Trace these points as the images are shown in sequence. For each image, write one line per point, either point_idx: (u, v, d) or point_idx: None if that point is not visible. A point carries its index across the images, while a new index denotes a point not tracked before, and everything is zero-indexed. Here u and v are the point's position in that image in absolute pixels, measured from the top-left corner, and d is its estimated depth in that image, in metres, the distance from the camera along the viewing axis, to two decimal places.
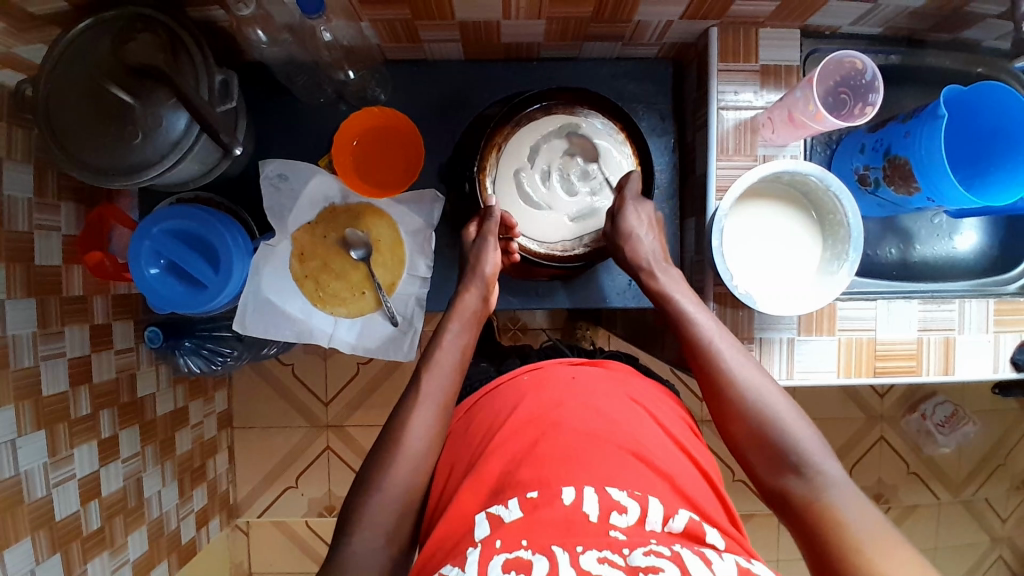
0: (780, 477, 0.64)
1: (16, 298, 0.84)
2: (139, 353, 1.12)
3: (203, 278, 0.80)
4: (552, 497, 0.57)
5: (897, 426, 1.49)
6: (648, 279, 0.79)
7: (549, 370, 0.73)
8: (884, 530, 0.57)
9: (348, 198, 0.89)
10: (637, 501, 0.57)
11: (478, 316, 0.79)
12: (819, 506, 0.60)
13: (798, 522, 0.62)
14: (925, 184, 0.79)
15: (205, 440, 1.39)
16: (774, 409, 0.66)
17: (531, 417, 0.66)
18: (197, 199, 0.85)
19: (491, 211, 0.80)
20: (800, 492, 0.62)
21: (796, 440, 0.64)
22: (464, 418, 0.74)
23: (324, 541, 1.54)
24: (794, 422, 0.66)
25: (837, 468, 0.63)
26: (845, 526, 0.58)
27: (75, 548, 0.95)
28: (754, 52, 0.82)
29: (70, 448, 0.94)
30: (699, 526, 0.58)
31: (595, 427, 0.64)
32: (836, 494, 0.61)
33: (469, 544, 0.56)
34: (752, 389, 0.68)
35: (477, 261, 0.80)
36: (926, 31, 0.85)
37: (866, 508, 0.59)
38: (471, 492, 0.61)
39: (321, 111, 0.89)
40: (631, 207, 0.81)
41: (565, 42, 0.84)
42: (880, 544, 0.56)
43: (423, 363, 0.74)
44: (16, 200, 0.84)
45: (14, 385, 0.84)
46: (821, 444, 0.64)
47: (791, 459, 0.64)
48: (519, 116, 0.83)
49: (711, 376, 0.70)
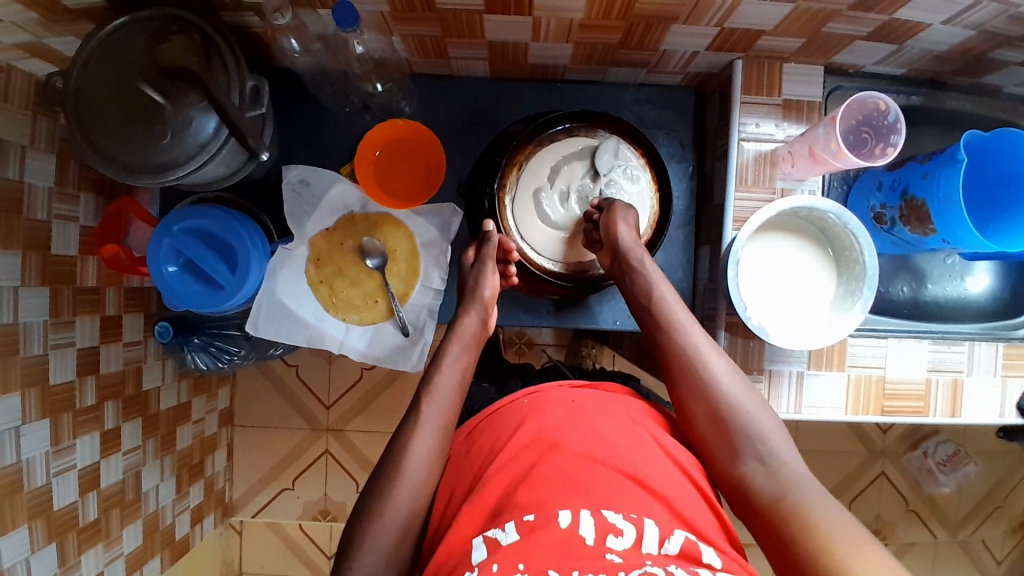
0: (742, 467, 0.65)
1: (30, 286, 0.85)
2: (146, 346, 1.13)
3: (220, 279, 0.81)
4: (548, 520, 0.57)
5: (898, 463, 1.48)
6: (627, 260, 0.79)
7: (549, 394, 0.72)
8: (845, 521, 0.58)
9: (368, 207, 0.90)
10: (633, 524, 0.57)
11: (478, 338, 0.80)
12: (784, 497, 0.61)
13: (758, 515, 0.62)
14: (940, 226, 0.79)
15: (205, 436, 1.39)
16: (741, 400, 0.68)
17: (531, 439, 0.66)
18: (217, 199, 0.86)
19: (488, 237, 0.82)
20: (762, 481, 0.63)
21: (760, 431, 0.66)
22: (465, 440, 0.73)
23: (316, 545, 1.54)
24: (759, 414, 0.67)
25: (800, 464, 0.64)
26: (810, 519, 0.58)
27: (71, 539, 0.94)
28: (777, 86, 0.83)
29: (72, 439, 0.94)
30: (695, 546, 0.58)
31: (594, 449, 0.63)
32: (798, 486, 0.62)
33: (468, 568, 0.57)
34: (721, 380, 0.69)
35: (476, 284, 0.81)
36: (948, 75, 0.86)
37: (832, 505, 0.60)
38: (470, 515, 0.61)
39: (345, 120, 0.90)
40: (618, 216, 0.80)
41: (591, 66, 0.85)
42: (843, 533, 0.56)
43: (424, 385, 0.74)
44: (36, 188, 0.86)
45: (22, 374, 0.85)
46: (784, 437, 0.66)
47: (756, 448, 0.65)
48: (542, 136, 0.84)
49: (680, 366, 0.72)
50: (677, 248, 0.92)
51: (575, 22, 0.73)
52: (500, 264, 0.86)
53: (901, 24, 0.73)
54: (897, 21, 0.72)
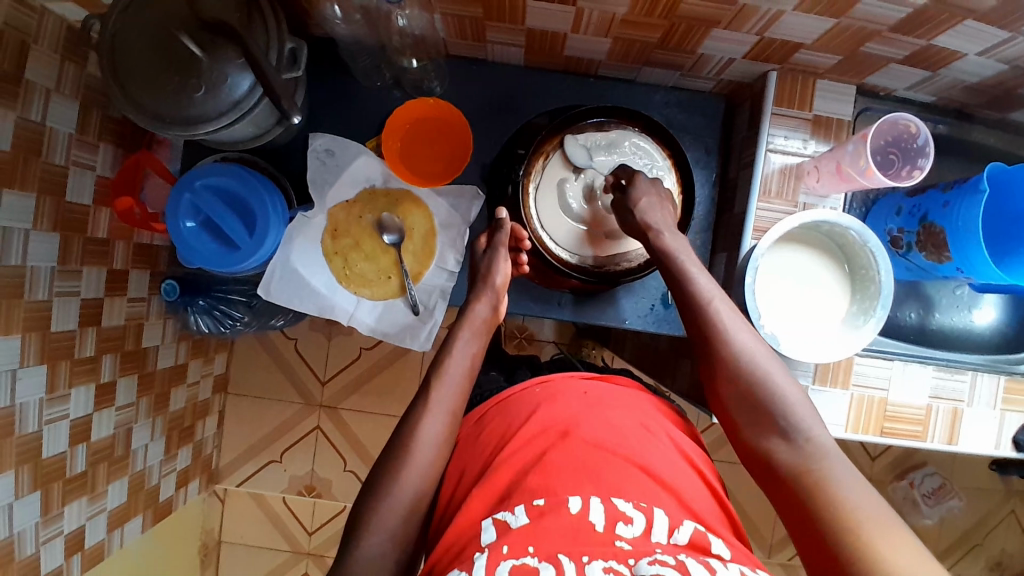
0: (769, 443, 0.64)
1: (41, 231, 0.85)
2: (150, 304, 1.12)
3: (236, 239, 0.80)
4: (557, 505, 0.58)
5: (884, 491, 1.49)
6: (654, 239, 0.77)
7: (561, 384, 0.73)
8: (876, 505, 0.56)
9: (390, 182, 0.90)
10: (643, 513, 0.58)
11: (489, 325, 0.81)
12: (812, 476, 0.60)
13: (785, 492, 0.61)
14: (957, 255, 0.80)
15: (199, 401, 1.39)
16: (772, 375, 0.66)
17: (542, 427, 0.67)
18: (241, 161, 0.86)
19: (500, 225, 0.82)
20: (791, 459, 0.62)
21: (789, 407, 0.64)
22: (474, 427, 0.75)
23: (299, 520, 1.54)
24: (788, 389, 0.65)
25: (829, 439, 0.62)
26: (838, 499, 0.57)
27: (56, 488, 0.93)
28: (808, 101, 0.84)
29: (68, 388, 0.93)
30: (704, 537, 0.58)
31: (605, 439, 0.65)
32: (829, 464, 0.60)
33: (476, 549, 0.56)
34: (752, 358, 0.67)
35: (487, 270, 0.82)
36: (976, 107, 0.87)
37: (861, 483, 0.58)
38: (479, 498, 0.62)
39: (375, 94, 0.89)
40: (653, 190, 0.80)
41: (626, 64, 0.85)
42: (872, 516, 0.55)
43: (433, 371, 0.74)
44: (57, 133, 0.85)
45: (24, 317, 0.84)
46: (814, 413, 0.64)
47: (781, 422, 0.64)
48: (572, 127, 0.84)
49: (709, 344, 0.70)
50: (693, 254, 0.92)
51: (617, 17, 0.73)
52: (512, 252, 0.86)
53: (938, 51, 0.73)
54: (933, 48, 0.73)
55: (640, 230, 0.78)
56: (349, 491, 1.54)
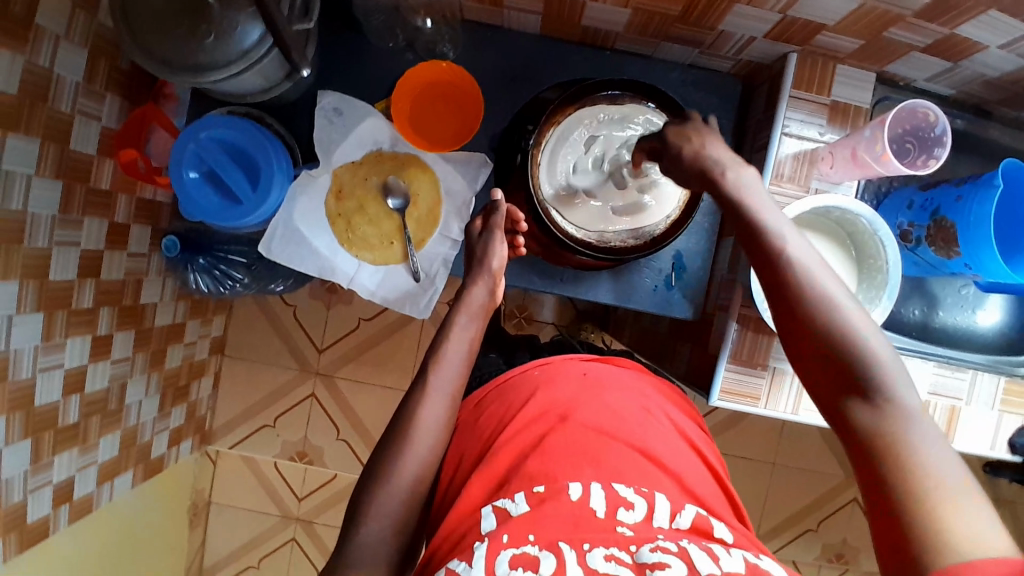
0: (844, 403, 0.55)
1: (44, 177, 0.83)
2: (150, 260, 1.12)
3: (240, 194, 0.80)
4: (557, 492, 0.59)
5: None
6: (719, 181, 0.64)
7: (560, 366, 0.76)
8: (959, 478, 0.50)
9: (397, 146, 0.89)
10: (643, 498, 0.60)
11: (485, 309, 0.80)
12: (888, 441, 0.52)
13: (858, 458, 0.54)
14: (966, 250, 0.79)
15: (195, 361, 1.39)
16: (856, 324, 0.56)
17: (541, 410, 0.69)
18: (249, 115, 0.84)
19: (495, 206, 0.83)
20: (867, 423, 0.54)
21: (874, 361, 0.55)
22: (474, 410, 0.77)
23: (289, 485, 1.54)
24: (875, 339, 0.56)
25: (914, 398, 0.54)
26: (918, 471, 0.50)
27: (46, 438, 0.93)
28: (827, 85, 0.82)
29: (64, 338, 0.93)
30: (706, 521, 0.60)
31: (605, 422, 0.67)
32: (912, 430, 0.52)
33: (476, 538, 0.57)
34: (836, 305, 0.57)
35: (484, 253, 0.81)
36: (995, 103, 0.86)
37: (949, 454, 0.51)
38: (479, 483, 0.63)
39: (387, 56, 0.88)
40: (692, 134, 0.69)
41: (644, 38, 0.84)
42: (949, 492, 0.49)
43: (432, 356, 0.73)
44: (64, 80, 0.84)
45: (23, 264, 0.83)
46: (902, 366, 0.55)
47: (863, 380, 0.54)
48: (585, 99, 0.81)
49: (783, 289, 0.59)
50: (700, 235, 0.92)
51: None
52: (508, 234, 0.86)
53: (960, 41, 0.72)
54: (955, 37, 0.71)
55: (696, 168, 0.66)
56: (340, 460, 1.54)
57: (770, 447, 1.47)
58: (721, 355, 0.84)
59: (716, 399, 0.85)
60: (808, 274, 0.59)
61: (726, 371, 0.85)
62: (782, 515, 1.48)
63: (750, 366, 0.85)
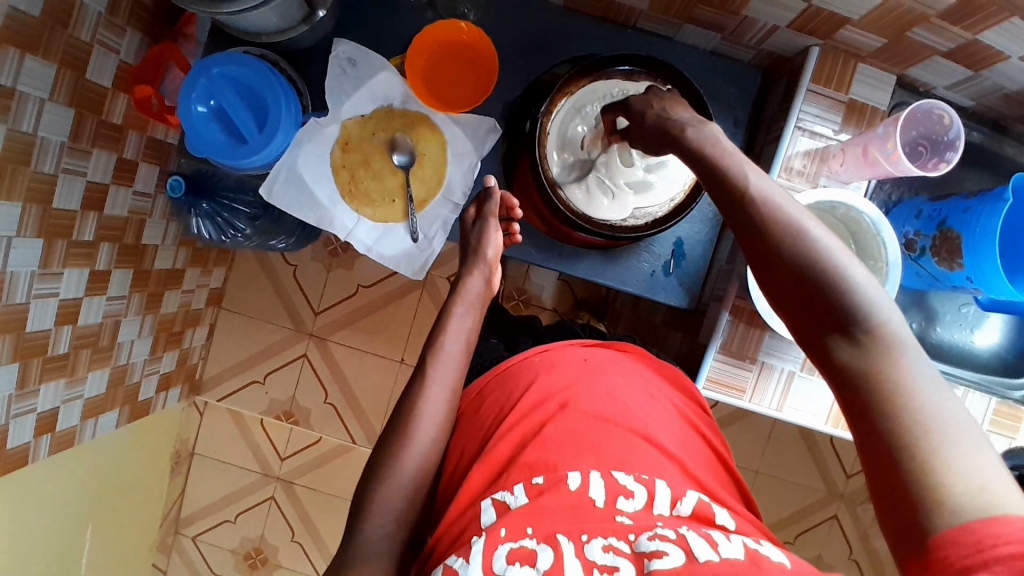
0: (825, 339, 0.55)
1: (58, 103, 0.83)
2: (155, 202, 1.12)
3: (246, 134, 0.81)
4: (557, 482, 0.59)
5: (853, 510, 1.48)
6: (680, 137, 0.67)
7: (561, 352, 0.75)
8: (943, 411, 0.49)
9: (408, 104, 0.88)
10: (644, 486, 0.59)
11: (482, 299, 0.80)
12: (872, 377, 0.52)
13: (846, 397, 0.53)
14: (969, 262, 0.78)
15: (191, 310, 1.39)
16: (832, 258, 0.56)
17: (541, 397, 0.68)
18: (263, 57, 0.84)
19: (490, 194, 0.83)
20: (848, 358, 0.54)
21: (854, 292, 0.54)
22: (476, 397, 0.76)
23: (273, 442, 1.55)
24: (854, 271, 0.55)
25: (900, 326, 0.53)
26: (907, 406, 0.50)
27: (35, 364, 0.93)
28: (846, 83, 0.81)
29: (61, 267, 0.92)
30: (707, 508, 0.59)
31: (605, 409, 0.66)
32: (896, 363, 0.52)
33: (475, 532, 0.57)
34: (808, 239, 0.57)
35: (478, 243, 0.82)
36: (1014, 119, 0.85)
37: (937, 382, 0.51)
38: (480, 474, 0.63)
39: (407, 12, 0.88)
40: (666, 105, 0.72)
41: (667, 18, 0.83)
42: (942, 425, 0.48)
43: (429, 348, 0.74)
44: (87, 9, 0.85)
45: (28, 186, 0.82)
46: (884, 296, 0.55)
47: (846, 317, 0.54)
48: (599, 73, 0.81)
49: (754, 229, 0.59)
50: (704, 223, 0.91)
51: None
52: (501, 220, 0.88)
53: (983, 48, 0.70)
54: (979, 44, 0.70)
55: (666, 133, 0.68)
56: (326, 423, 1.54)
57: (755, 455, 1.46)
58: (711, 345, 0.84)
59: (702, 386, 0.85)
60: (779, 214, 0.59)
61: (714, 360, 0.84)
62: None
63: (738, 358, 0.84)
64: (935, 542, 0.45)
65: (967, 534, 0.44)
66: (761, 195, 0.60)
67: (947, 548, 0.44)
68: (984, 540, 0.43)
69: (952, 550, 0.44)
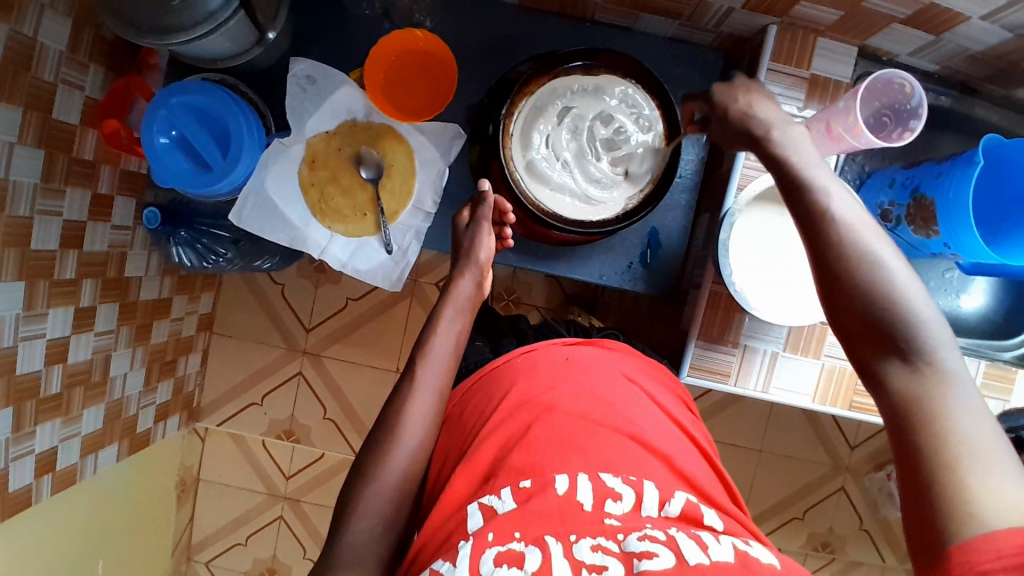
0: (881, 365, 0.55)
1: (26, 145, 0.83)
2: (135, 233, 1.12)
3: (210, 161, 0.81)
4: (544, 486, 0.58)
5: (860, 481, 1.48)
6: (765, 139, 0.64)
7: (543, 352, 0.75)
8: (990, 439, 0.50)
9: (371, 116, 0.88)
10: (632, 487, 0.59)
11: (474, 300, 0.80)
12: (918, 403, 0.53)
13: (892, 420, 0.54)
14: (944, 229, 0.77)
15: (182, 337, 1.39)
16: (898, 285, 0.55)
17: (521, 401, 0.68)
18: (221, 83, 0.84)
19: (483, 197, 0.82)
20: (901, 383, 0.54)
21: (916, 323, 0.54)
22: (462, 400, 0.76)
23: (277, 461, 1.55)
24: (922, 306, 0.55)
25: (954, 359, 0.53)
26: (950, 434, 0.51)
27: (29, 406, 0.93)
28: (807, 58, 0.81)
29: (46, 308, 0.92)
30: (695, 508, 0.59)
31: (589, 410, 0.66)
32: (947, 395, 0.52)
33: (462, 537, 0.57)
34: (880, 266, 0.56)
35: (471, 245, 0.81)
36: (981, 80, 0.84)
37: (980, 412, 0.52)
38: (464, 477, 0.63)
39: (365, 25, 0.88)
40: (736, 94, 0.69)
41: (624, 9, 0.83)
42: (974, 448, 0.50)
43: (419, 352, 0.74)
44: (48, 49, 0.84)
45: (4, 231, 0.82)
46: (945, 329, 0.54)
47: (905, 346, 0.54)
48: (556, 70, 0.80)
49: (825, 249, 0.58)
50: (677, 211, 0.91)
51: None
52: (495, 226, 0.87)
53: (940, 12, 0.70)
54: (936, 9, 0.69)
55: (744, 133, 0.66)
56: (327, 439, 1.54)
57: (757, 434, 1.45)
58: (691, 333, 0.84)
59: (687, 375, 0.85)
60: (853, 236, 0.58)
61: (696, 348, 0.84)
62: (768, 502, 1.47)
63: (719, 343, 0.84)
64: (957, 551, 0.47)
65: (989, 542, 0.46)
66: (837, 215, 0.59)
67: (967, 554, 0.46)
68: (1003, 548, 0.45)
69: (971, 554, 0.46)
